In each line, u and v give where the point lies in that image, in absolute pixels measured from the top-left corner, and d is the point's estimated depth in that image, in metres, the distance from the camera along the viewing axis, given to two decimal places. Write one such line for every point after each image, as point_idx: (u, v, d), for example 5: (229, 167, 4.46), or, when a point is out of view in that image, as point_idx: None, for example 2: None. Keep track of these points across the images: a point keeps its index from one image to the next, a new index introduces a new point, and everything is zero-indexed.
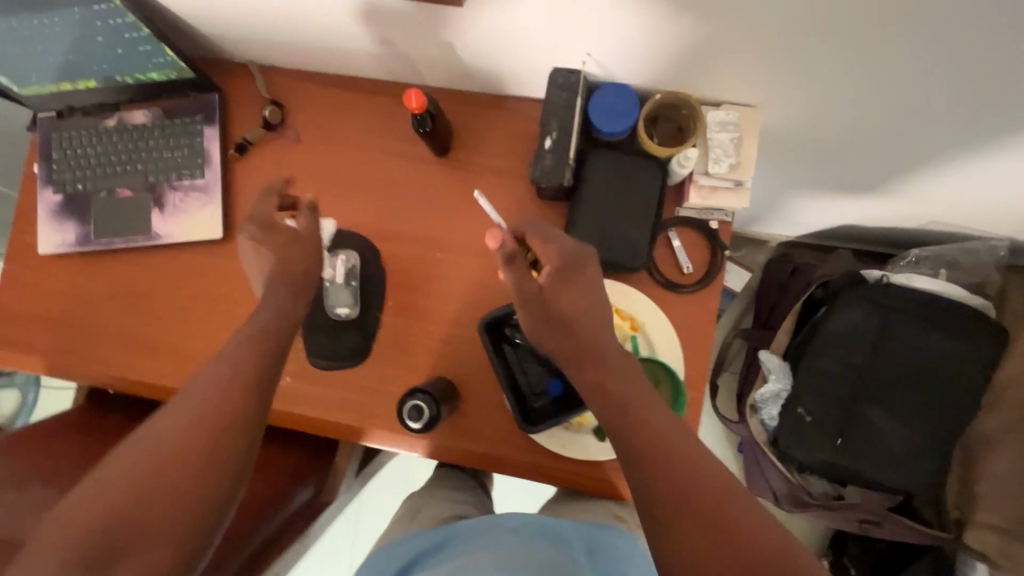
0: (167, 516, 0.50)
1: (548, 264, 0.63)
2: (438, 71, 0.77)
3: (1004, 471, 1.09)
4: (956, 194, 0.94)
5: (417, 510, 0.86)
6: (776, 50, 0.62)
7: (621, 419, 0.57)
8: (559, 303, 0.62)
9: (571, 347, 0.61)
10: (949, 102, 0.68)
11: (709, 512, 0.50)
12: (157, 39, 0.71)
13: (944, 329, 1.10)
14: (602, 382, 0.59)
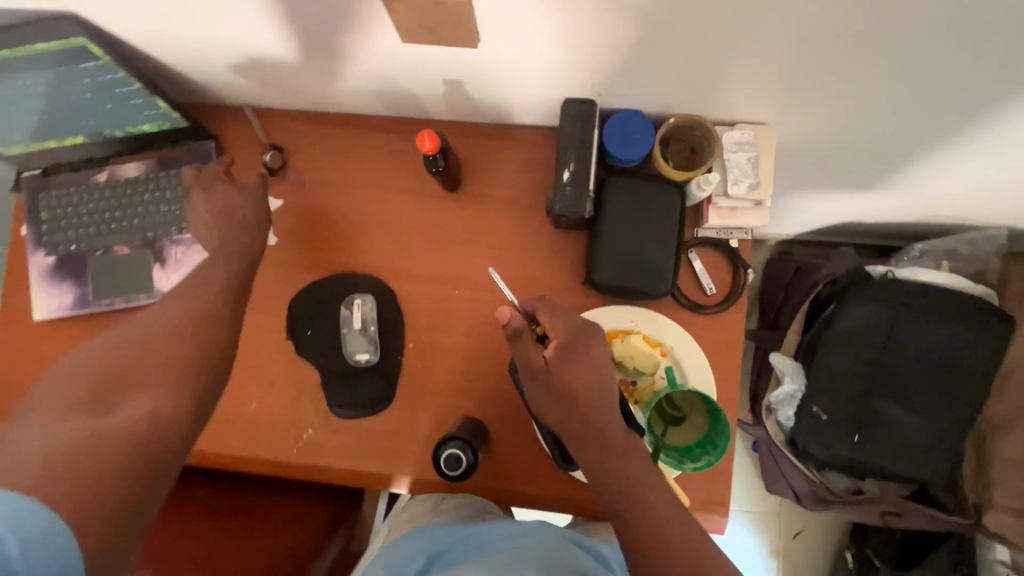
0: (173, 367, 0.52)
1: (553, 338, 0.61)
2: (442, 107, 0.75)
3: (1017, 453, 1.11)
4: (955, 189, 0.96)
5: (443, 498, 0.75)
6: (794, 75, 0.61)
7: (621, 500, 0.58)
8: (563, 381, 0.60)
9: (576, 423, 0.60)
10: (960, 111, 0.68)
11: None
12: (148, 91, 0.68)
13: (952, 320, 1.11)
14: (603, 462, 0.59)
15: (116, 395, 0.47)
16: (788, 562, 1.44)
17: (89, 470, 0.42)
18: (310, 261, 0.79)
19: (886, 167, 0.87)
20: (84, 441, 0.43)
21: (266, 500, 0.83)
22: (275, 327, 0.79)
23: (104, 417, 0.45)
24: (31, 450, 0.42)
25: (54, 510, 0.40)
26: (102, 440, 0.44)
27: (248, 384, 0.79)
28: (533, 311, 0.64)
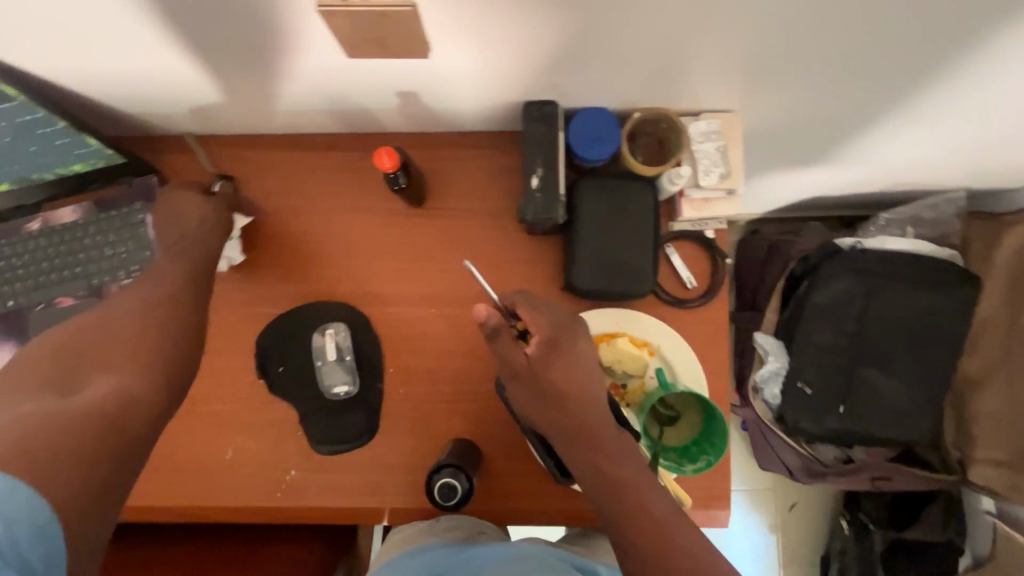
0: (133, 356, 0.55)
1: (534, 335, 0.58)
2: (398, 120, 0.71)
3: (995, 407, 1.14)
4: (913, 157, 0.97)
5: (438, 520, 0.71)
6: (756, 60, 0.59)
7: (618, 507, 0.56)
8: (548, 380, 0.59)
9: (565, 425, 0.59)
10: (916, 82, 0.68)
11: None
12: (76, 128, 0.62)
13: (923, 286, 1.13)
14: (599, 465, 0.58)
15: (79, 380, 0.50)
16: (786, 534, 1.47)
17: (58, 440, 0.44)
18: (275, 293, 0.75)
19: (848, 141, 0.88)
20: (56, 417, 0.45)
21: (254, 547, 0.79)
22: (244, 367, 0.74)
23: (72, 397, 0.48)
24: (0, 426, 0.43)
25: (21, 475, 0.41)
26: (69, 415, 0.46)
27: (221, 429, 0.74)
28: (511, 307, 0.60)
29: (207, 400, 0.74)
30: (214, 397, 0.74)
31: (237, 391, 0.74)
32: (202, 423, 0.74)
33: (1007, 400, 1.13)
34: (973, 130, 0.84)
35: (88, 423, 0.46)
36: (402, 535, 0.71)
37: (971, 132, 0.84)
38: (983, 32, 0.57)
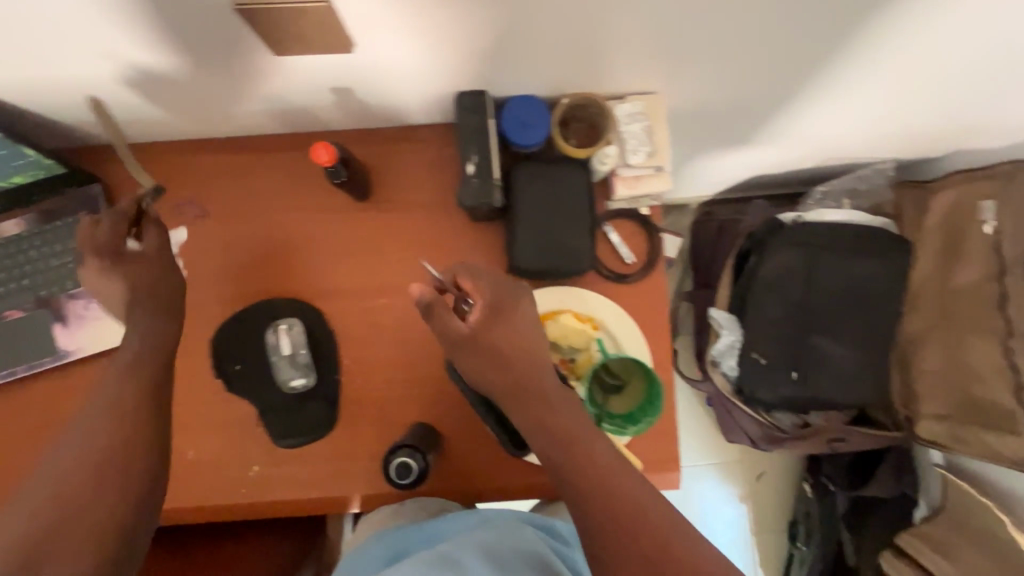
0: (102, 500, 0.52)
1: (478, 302, 0.62)
2: (337, 116, 0.73)
3: (936, 365, 1.19)
4: (838, 129, 1.02)
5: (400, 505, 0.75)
6: (669, 41, 0.63)
7: (562, 457, 0.58)
8: (491, 341, 0.61)
9: (510, 383, 0.61)
10: (820, 55, 0.73)
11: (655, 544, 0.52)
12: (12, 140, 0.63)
13: (862, 253, 1.19)
14: (544, 420, 0.60)
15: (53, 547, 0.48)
16: (756, 502, 1.52)
17: None
18: (227, 294, 0.76)
19: (773, 117, 0.93)
20: None
21: (222, 548, 0.80)
22: (200, 369, 0.75)
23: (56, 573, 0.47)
24: None
25: None
26: None
27: (180, 432, 0.75)
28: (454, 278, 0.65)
29: None
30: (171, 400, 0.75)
31: (194, 393, 0.75)
32: None
33: (943, 356, 1.18)
34: (885, 98, 0.90)
35: None
36: (370, 518, 0.76)
37: (884, 100, 0.90)
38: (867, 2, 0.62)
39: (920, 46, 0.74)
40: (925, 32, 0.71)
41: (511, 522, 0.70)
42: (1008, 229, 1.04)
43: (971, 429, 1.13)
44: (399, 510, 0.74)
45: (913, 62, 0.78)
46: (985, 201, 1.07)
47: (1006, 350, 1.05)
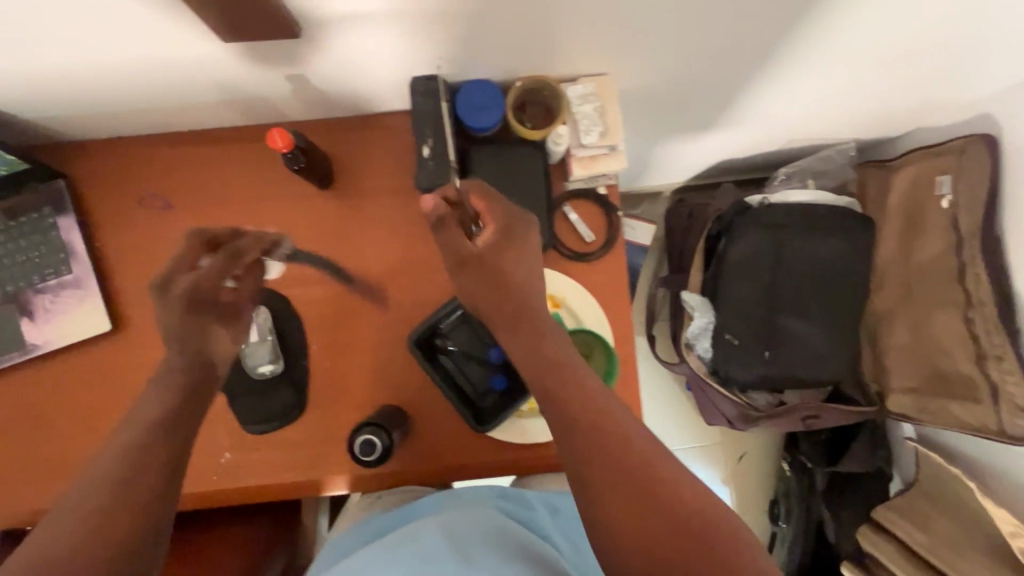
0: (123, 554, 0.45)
1: (490, 224, 0.62)
2: (298, 106, 0.75)
3: (905, 340, 1.21)
4: (799, 109, 1.04)
5: (377, 498, 0.86)
6: (614, 22, 0.65)
7: (548, 381, 0.57)
8: (499, 266, 0.61)
9: (512, 311, 0.60)
10: (768, 37, 0.75)
11: (644, 477, 0.51)
12: None
13: (826, 233, 1.21)
14: (535, 344, 0.59)
15: None
16: (737, 483, 1.54)
17: None
18: None
19: (732, 99, 0.95)
20: None
21: (197, 536, 0.81)
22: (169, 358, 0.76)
23: None
24: None
25: None
26: None
27: None
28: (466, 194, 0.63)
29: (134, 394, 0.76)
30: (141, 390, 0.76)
31: None
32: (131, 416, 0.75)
33: (910, 329, 1.20)
34: (839, 78, 0.92)
35: None
36: (355, 511, 0.86)
37: (838, 79, 0.92)
38: None
39: (865, 27, 0.77)
40: (867, 13, 0.73)
41: (471, 493, 0.78)
42: (963, 204, 1.07)
43: (938, 400, 1.15)
44: (377, 501, 0.85)
45: (860, 43, 0.81)
46: (943, 176, 1.10)
47: (967, 320, 1.08)
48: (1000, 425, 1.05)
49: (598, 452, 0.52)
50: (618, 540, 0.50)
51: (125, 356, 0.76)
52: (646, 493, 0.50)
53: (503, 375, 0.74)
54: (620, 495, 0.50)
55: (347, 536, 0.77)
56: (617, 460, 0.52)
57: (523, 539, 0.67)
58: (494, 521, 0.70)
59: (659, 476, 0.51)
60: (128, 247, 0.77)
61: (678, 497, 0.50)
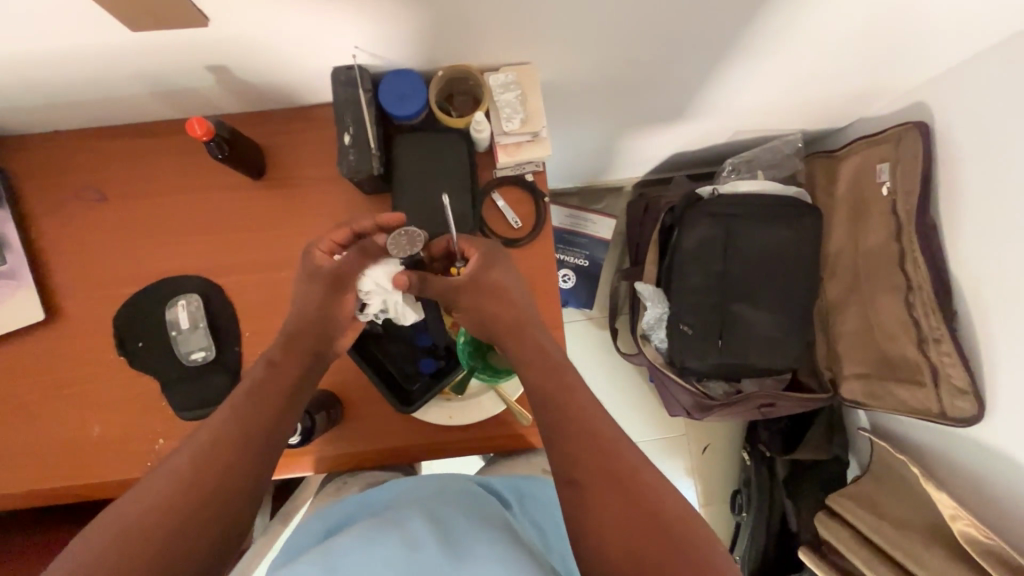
0: (233, 459, 0.55)
1: (474, 255, 0.69)
2: (228, 97, 0.77)
3: (853, 326, 1.23)
4: (745, 104, 1.06)
5: (345, 481, 0.84)
6: (522, 12, 0.67)
7: (552, 380, 0.64)
8: (491, 281, 0.68)
9: (513, 318, 0.68)
10: (686, 30, 0.77)
11: (620, 464, 0.57)
12: None
13: (779, 222, 1.23)
14: (539, 343, 0.67)
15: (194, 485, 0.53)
16: (702, 475, 1.55)
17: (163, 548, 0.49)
18: (130, 274, 0.79)
19: (671, 93, 0.96)
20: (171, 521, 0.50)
21: None
22: (103, 347, 0.78)
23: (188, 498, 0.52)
24: (141, 522, 0.50)
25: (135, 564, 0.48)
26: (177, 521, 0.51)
27: (85, 409, 0.77)
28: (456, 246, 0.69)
29: (69, 383, 0.77)
30: (76, 378, 0.77)
31: (99, 369, 0.77)
32: (66, 404, 0.77)
33: (860, 316, 1.21)
34: (775, 73, 0.94)
35: (195, 527, 0.51)
36: (320, 497, 0.85)
37: (774, 74, 0.94)
38: None
39: (781, 24, 0.79)
40: (778, 8, 0.75)
41: (446, 478, 0.75)
42: (901, 189, 1.09)
43: (886, 384, 1.17)
44: (345, 485, 0.84)
45: (781, 39, 0.83)
46: (882, 164, 1.12)
47: (908, 304, 1.10)
48: (940, 407, 1.06)
49: (584, 466, 0.57)
50: (606, 550, 0.53)
51: (59, 344, 0.77)
52: (630, 507, 0.54)
53: (433, 359, 0.76)
54: (609, 505, 0.55)
55: (305, 529, 0.73)
56: (603, 476, 0.56)
57: (503, 527, 0.65)
58: (473, 508, 0.67)
59: (642, 492, 0.55)
60: (64, 238, 0.79)
61: (655, 490, 0.56)
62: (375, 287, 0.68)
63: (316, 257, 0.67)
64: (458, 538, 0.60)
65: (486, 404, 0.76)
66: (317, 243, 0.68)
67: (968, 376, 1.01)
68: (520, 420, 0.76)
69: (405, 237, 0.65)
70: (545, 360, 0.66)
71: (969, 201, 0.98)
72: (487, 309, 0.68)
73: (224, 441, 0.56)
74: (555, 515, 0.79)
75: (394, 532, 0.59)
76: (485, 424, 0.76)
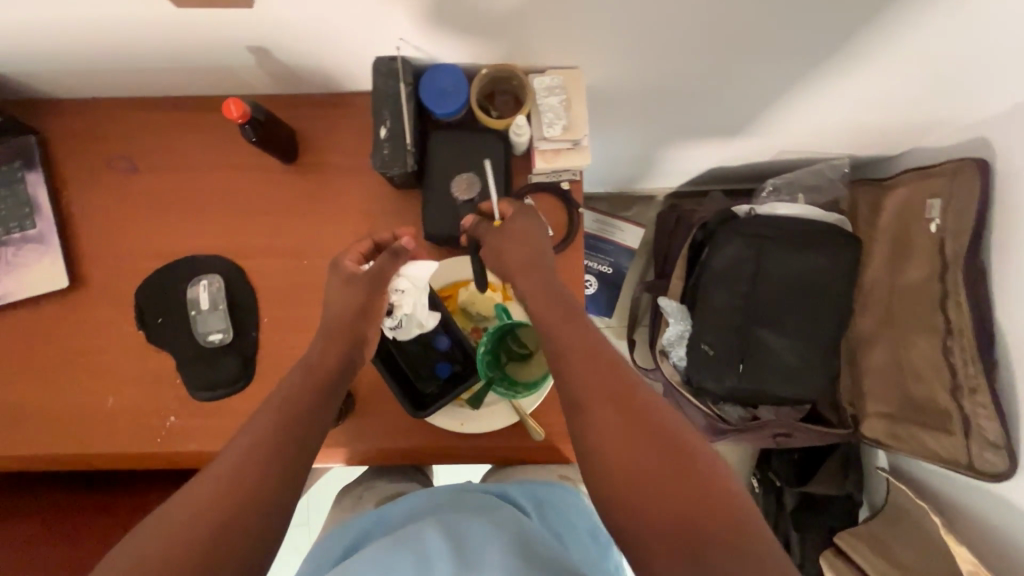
0: (290, 427, 0.55)
1: (510, 209, 0.69)
2: (265, 79, 0.75)
3: (882, 364, 1.19)
4: (802, 123, 1.00)
5: (359, 497, 0.85)
6: (575, 16, 0.64)
7: (564, 316, 0.61)
8: (517, 226, 0.67)
9: (532, 261, 0.65)
10: (744, 45, 0.73)
11: (626, 396, 0.54)
12: None
13: (817, 249, 1.18)
14: (553, 284, 0.64)
15: (252, 452, 0.52)
16: None
17: (230, 509, 0.48)
18: (155, 248, 0.78)
19: (725, 107, 0.92)
20: (236, 484, 0.49)
21: (141, 495, 0.83)
22: (122, 319, 0.77)
23: (248, 462, 0.51)
24: (207, 488, 0.48)
25: (201, 526, 0.46)
26: (240, 485, 0.49)
27: (101, 378, 0.77)
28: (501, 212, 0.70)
29: (88, 351, 0.77)
30: (94, 347, 0.77)
31: (117, 341, 0.77)
32: (83, 372, 0.77)
33: (891, 354, 1.17)
34: (839, 95, 0.89)
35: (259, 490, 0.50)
36: (336, 512, 0.86)
37: (838, 96, 0.89)
38: None
39: (849, 44, 0.74)
40: (846, 27, 0.71)
41: (463, 495, 0.73)
42: (951, 228, 1.04)
43: (910, 428, 1.13)
44: (360, 500, 0.85)
45: (846, 60, 0.78)
46: (933, 200, 1.06)
47: (944, 348, 1.05)
48: (968, 459, 1.02)
49: (599, 390, 0.54)
50: (612, 479, 0.50)
51: (81, 313, 0.78)
52: (642, 432, 0.51)
53: (449, 363, 0.75)
54: (613, 434, 0.52)
55: (324, 544, 0.73)
56: (611, 400, 0.54)
57: (522, 538, 0.63)
58: (490, 520, 0.66)
59: (655, 418, 0.53)
60: (93, 206, 0.79)
61: (659, 418, 0.52)
62: (410, 285, 0.69)
63: (346, 266, 0.67)
64: (480, 551, 0.58)
65: (500, 413, 0.74)
66: (345, 255, 0.69)
67: (1001, 430, 0.97)
68: (534, 435, 0.73)
69: (462, 181, 0.73)
70: (551, 303, 0.62)
71: (1022, 248, 0.93)
72: (504, 248, 0.66)
73: (280, 414, 0.56)
74: (574, 521, 0.77)
75: (410, 548, 0.58)
76: (497, 433, 0.74)
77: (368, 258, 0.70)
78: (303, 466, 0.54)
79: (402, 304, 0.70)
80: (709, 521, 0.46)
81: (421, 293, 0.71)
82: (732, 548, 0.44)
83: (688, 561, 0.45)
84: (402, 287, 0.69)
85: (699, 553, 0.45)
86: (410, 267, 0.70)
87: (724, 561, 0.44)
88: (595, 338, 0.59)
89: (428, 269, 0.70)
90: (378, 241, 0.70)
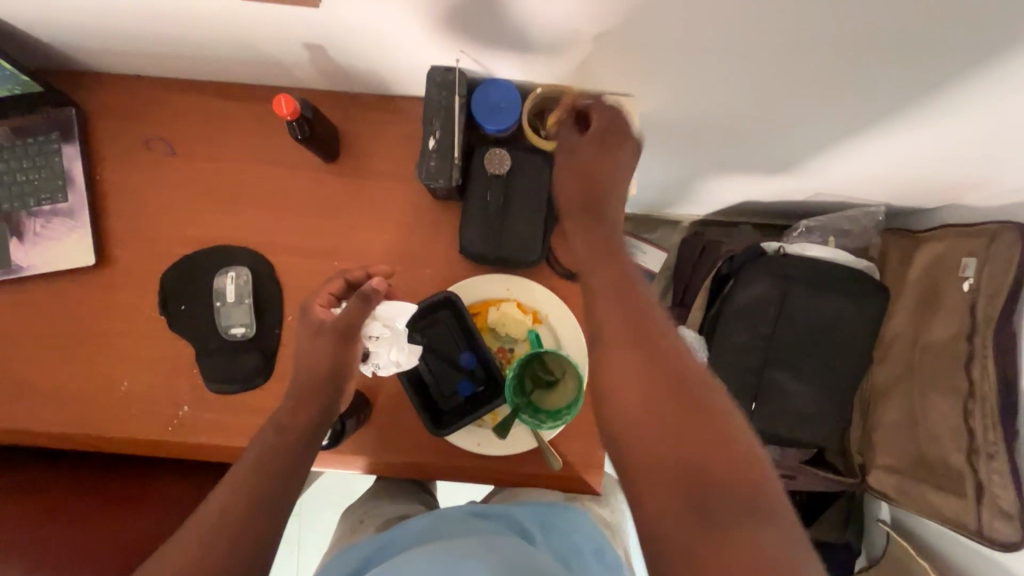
0: (265, 477, 0.55)
1: (596, 117, 0.67)
2: (315, 74, 0.74)
3: (897, 416, 1.17)
4: (841, 169, 0.99)
5: (360, 521, 0.84)
6: (641, 47, 0.63)
7: (600, 256, 0.59)
8: (589, 151, 0.66)
9: (591, 182, 0.65)
10: (802, 92, 0.72)
11: (648, 335, 0.51)
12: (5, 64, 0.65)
13: (842, 295, 1.16)
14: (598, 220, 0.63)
15: (227, 503, 0.52)
16: None
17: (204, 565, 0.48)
18: (184, 234, 0.77)
19: (771, 148, 0.91)
20: (210, 538, 0.49)
21: (145, 483, 0.81)
22: (145, 302, 0.76)
23: (222, 514, 0.51)
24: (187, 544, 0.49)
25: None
26: (213, 539, 0.49)
27: (117, 361, 0.75)
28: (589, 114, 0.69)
29: (105, 333, 0.76)
30: (112, 329, 0.76)
31: (137, 325, 0.76)
32: (98, 352, 0.76)
33: (906, 408, 1.15)
34: (887, 147, 0.87)
35: (232, 543, 0.50)
36: (337, 539, 0.84)
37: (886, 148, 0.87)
38: (845, 44, 0.61)
39: (907, 103, 0.74)
40: (906, 86, 0.70)
41: (463, 522, 0.72)
42: (984, 289, 1.03)
43: (919, 485, 1.12)
44: (360, 524, 0.83)
45: (905, 115, 0.77)
46: (969, 258, 1.05)
47: (965, 411, 1.03)
48: (978, 525, 1.02)
49: (618, 332, 0.52)
50: (623, 411, 0.49)
51: (106, 293, 0.76)
52: (657, 373, 0.48)
53: (471, 382, 0.74)
54: (632, 369, 0.49)
55: (328, 568, 0.73)
56: (633, 337, 0.51)
57: (520, 563, 0.62)
58: (489, 544, 0.64)
59: (669, 355, 0.50)
60: (126, 186, 0.77)
61: (683, 360, 0.50)
62: (385, 330, 0.65)
63: (317, 312, 0.65)
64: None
65: (516, 436, 0.72)
66: (313, 299, 0.66)
67: (1017, 500, 0.96)
68: (552, 464, 0.72)
69: (495, 158, 0.72)
70: (596, 240, 0.61)
71: None
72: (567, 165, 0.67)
73: (257, 463, 0.56)
74: (579, 542, 0.74)
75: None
76: (514, 457, 0.73)
77: (341, 297, 0.68)
78: (282, 511, 0.54)
79: (379, 351, 0.66)
80: (712, 462, 0.44)
81: (399, 337, 0.66)
82: (732, 493, 0.43)
83: (686, 502, 0.43)
84: (377, 333, 0.65)
85: (702, 495, 0.43)
86: (383, 308, 0.65)
87: (723, 506, 0.42)
88: (631, 283, 0.56)
89: (403, 311, 0.66)
90: (350, 280, 0.67)
